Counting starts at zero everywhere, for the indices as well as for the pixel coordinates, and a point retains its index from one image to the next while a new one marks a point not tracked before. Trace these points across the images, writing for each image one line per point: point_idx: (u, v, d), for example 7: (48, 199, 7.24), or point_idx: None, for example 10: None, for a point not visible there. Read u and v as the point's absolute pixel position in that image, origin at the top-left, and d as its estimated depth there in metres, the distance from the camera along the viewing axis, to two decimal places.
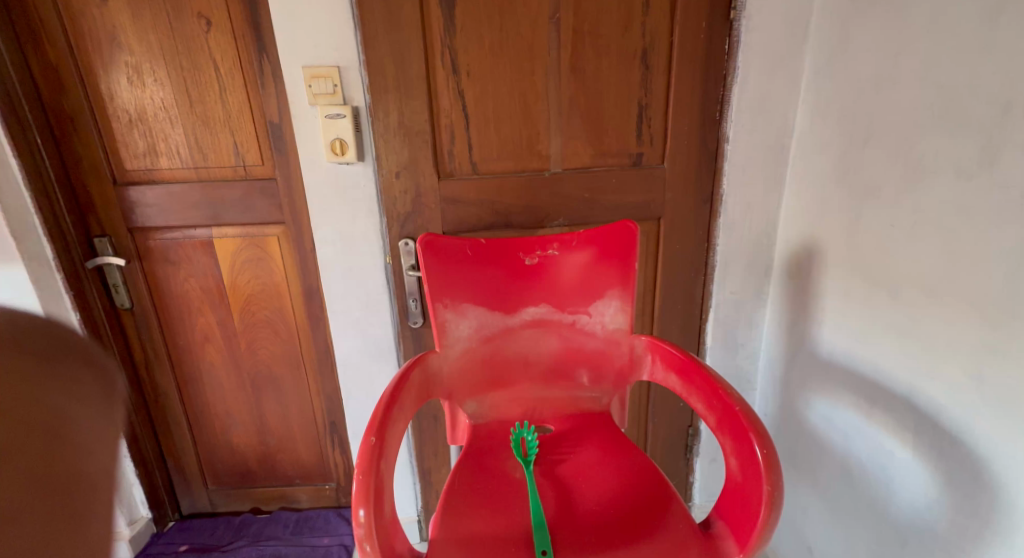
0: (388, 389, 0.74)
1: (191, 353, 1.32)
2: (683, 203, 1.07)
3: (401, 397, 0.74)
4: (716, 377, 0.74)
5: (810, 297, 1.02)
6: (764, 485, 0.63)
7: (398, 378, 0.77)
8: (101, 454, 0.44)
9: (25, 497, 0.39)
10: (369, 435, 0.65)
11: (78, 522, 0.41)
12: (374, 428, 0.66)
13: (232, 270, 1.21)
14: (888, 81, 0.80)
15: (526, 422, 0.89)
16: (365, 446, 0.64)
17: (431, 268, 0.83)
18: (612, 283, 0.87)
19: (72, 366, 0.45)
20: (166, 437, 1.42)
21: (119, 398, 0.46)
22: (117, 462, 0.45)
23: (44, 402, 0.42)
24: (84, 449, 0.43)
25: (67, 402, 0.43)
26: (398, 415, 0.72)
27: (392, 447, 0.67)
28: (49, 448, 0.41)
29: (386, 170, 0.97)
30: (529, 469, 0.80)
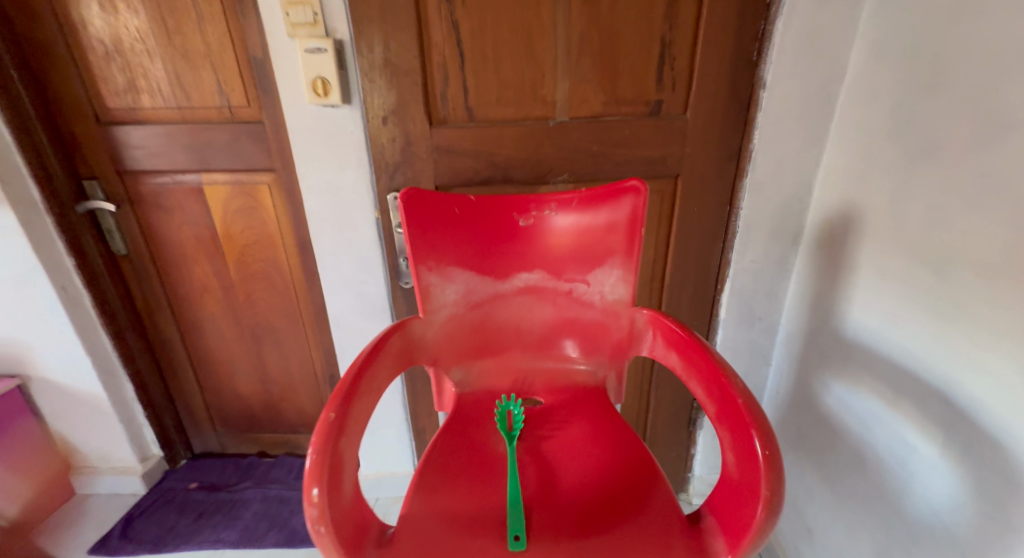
0: (361, 358, 0.68)
1: (190, 302, 1.30)
2: (705, 159, 0.96)
3: (374, 366, 0.69)
4: (720, 362, 0.66)
5: (841, 270, 0.91)
6: (762, 488, 0.55)
7: (374, 344, 0.71)
8: None
9: None
10: (329, 409, 0.60)
11: None
12: (336, 402, 0.61)
13: (224, 218, 1.16)
14: (972, 12, 0.65)
15: (513, 395, 0.83)
16: (324, 421, 0.59)
17: (414, 226, 0.75)
18: (614, 250, 0.78)
19: None
20: (173, 382, 1.42)
21: None
22: None
23: None
24: None
25: None
26: (369, 387, 0.66)
27: (356, 422, 0.62)
28: None
29: (374, 115, 0.88)
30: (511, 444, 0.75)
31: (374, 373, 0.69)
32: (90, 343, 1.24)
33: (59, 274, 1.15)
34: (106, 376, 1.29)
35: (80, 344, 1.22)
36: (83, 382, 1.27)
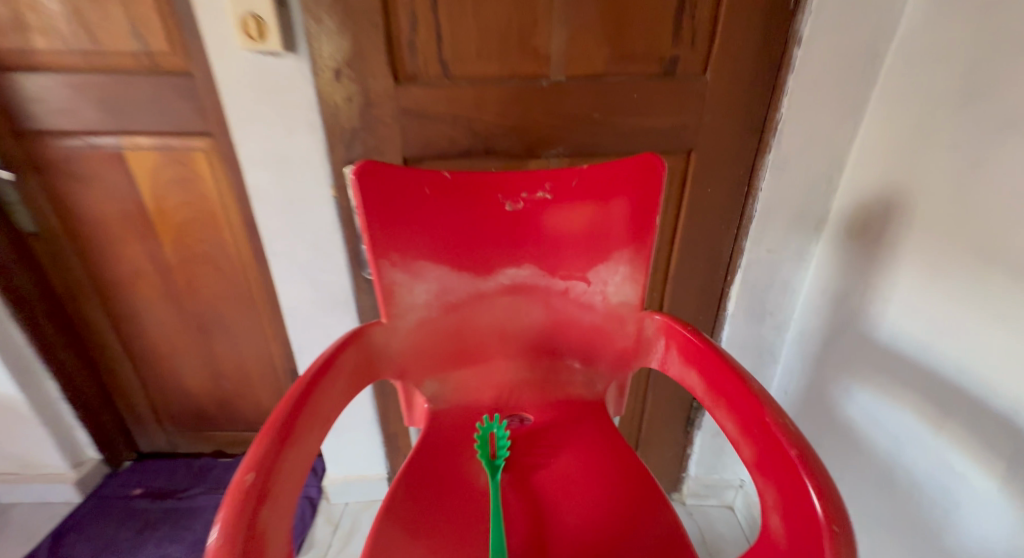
0: (299, 388, 0.54)
1: (121, 289, 1.12)
2: (724, 131, 0.81)
3: (315, 400, 0.55)
4: (762, 394, 0.53)
5: (876, 263, 0.79)
6: None
7: (318, 365, 0.57)
8: None
9: None
10: (245, 471, 0.46)
11: None
12: (253, 462, 0.47)
13: (154, 191, 0.98)
14: None
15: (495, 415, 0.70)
16: (238, 486, 0.45)
17: (372, 211, 0.60)
18: (621, 242, 0.64)
19: None
20: (110, 376, 1.25)
21: None
22: None
23: None
24: None
25: None
26: (306, 429, 0.53)
27: (283, 483, 0.48)
28: None
29: (325, 67, 0.71)
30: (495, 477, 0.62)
31: (317, 404, 0.55)
32: None
33: None
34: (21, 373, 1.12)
35: None
36: None
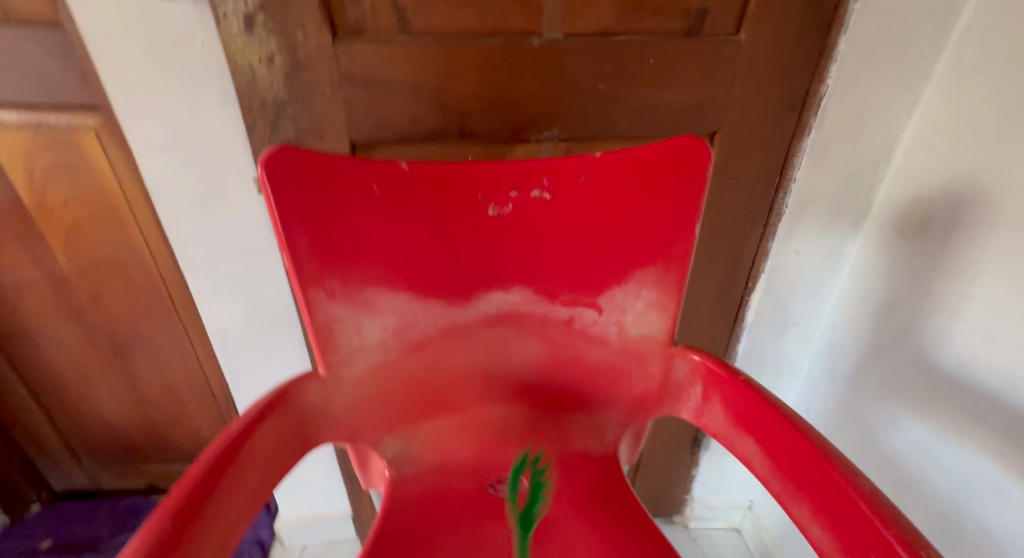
0: (166, 519, 0.33)
1: (6, 303, 0.91)
2: (758, 107, 0.65)
3: (209, 513, 0.35)
4: (879, 502, 0.35)
5: (939, 270, 0.66)
6: None
7: (197, 472, 0.36)
8: None
9: None
10: None
11: None
12: None
13: (33, 181, 0.77)
14: None
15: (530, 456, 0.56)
16: None
17: (295, 218, 0.41)
18: (645, 259, 0.48)
19: None
20: (4, 407, 1.04)
21: None
22: None
23: None
24: None
25: None
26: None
27: None
28: None
29: (229, 14, 0.51)
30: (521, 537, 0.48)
31: (197, 548, 0.34)
32: None
33: None
34: None
35: None
36: None
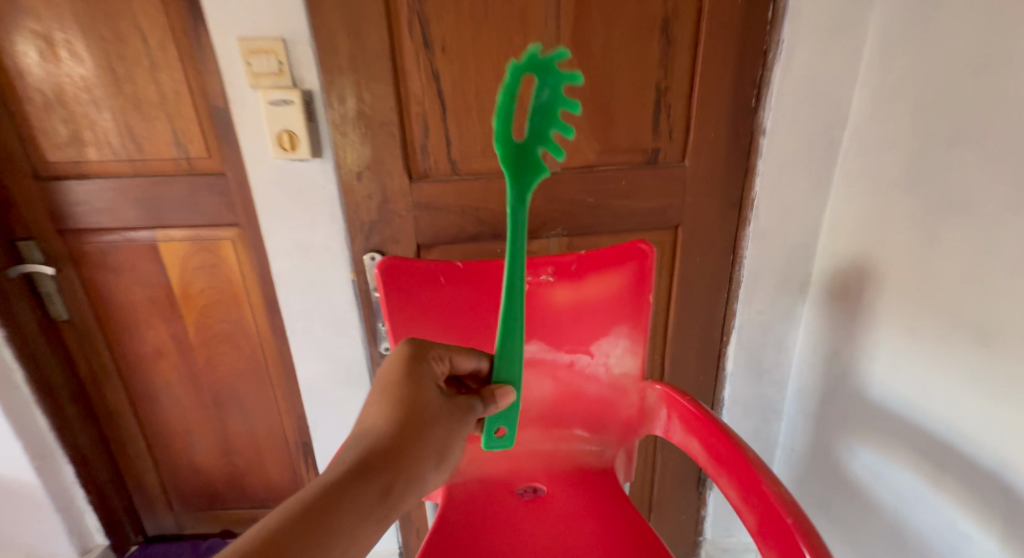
0: None
1: (141, 369, 1.16)
2: (707, 207, 0.90)
3: None
4: (761, 467, 0.57)
5: (858, 323, 0.85)
6: None
7: None
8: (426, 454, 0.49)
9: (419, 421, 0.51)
10: None
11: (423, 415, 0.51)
12: None
13: (182, 275, 1.05)
14: (996, 66, 0.59)
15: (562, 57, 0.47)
16: None
17: (395, 299, 0.69)
18: (619, 319, 0.72)
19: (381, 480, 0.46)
20: (123, 456, 1.26)
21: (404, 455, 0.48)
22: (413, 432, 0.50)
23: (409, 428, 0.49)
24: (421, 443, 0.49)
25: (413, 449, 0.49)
26: None
27: None
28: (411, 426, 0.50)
29: (347, 169, 0.80)
30: (512, 182, 0.51)
31: None
32: (23, 426, 1.08)
33: None
34: (40, 459, 1.13)
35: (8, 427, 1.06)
36: (12, 467, 1.11)
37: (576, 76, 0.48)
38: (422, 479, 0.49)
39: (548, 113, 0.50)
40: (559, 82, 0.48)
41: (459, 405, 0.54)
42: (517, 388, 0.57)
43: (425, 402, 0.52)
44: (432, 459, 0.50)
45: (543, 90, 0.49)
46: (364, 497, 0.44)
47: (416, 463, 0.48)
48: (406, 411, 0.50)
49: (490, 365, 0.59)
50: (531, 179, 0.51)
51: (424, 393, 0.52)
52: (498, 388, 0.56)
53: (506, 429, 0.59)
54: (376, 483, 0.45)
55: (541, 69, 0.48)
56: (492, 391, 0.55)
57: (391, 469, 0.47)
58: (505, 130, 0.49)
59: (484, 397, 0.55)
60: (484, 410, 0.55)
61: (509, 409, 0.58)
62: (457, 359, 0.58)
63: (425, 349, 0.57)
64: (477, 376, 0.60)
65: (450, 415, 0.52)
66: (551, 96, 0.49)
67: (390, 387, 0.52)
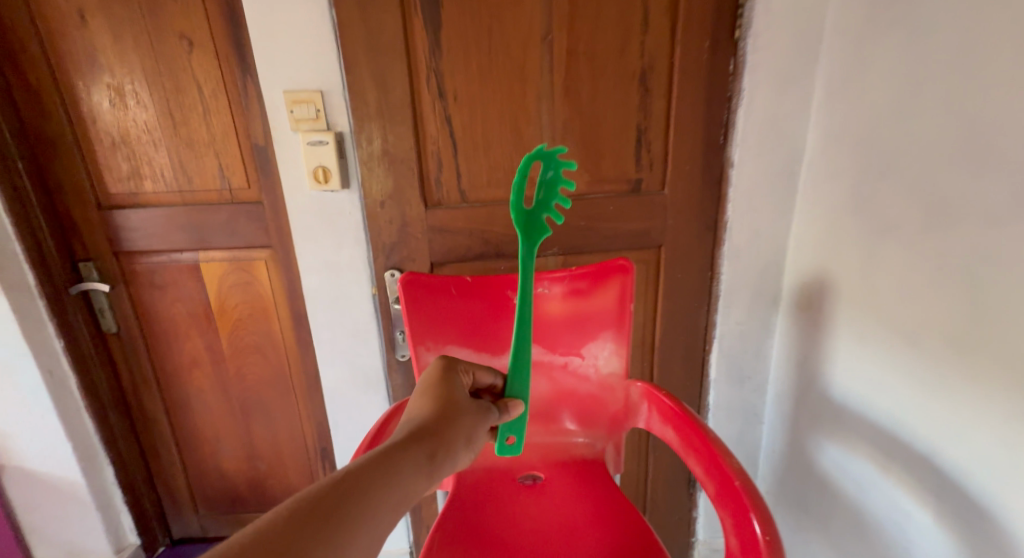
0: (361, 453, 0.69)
1: (174, 378, 1.24)
2: (685, 229, 1.01)
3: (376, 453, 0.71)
4: (718, 445, 0.67)
5: (819, 331, 0.95)
6: None
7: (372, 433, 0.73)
8: (461, 434, 0.52)
9: (453, 407, 0.54)
10: None
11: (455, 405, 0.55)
12: None
13: (220, 292, 1.14)
14: (910, 112, 0.72)
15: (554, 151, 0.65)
16: None
17: (414, 308, 0.80)
18: (606, 326, 0.83)
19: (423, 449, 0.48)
20: (155, 460, 1.34)
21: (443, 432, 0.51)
22: (450, 415, 0.53)
23: (444, 412, 0.53)
24: (457, 424, 0.53)
25: (451, 427, 0.52)
26: None
27: None
28: (446, 410, 0.54)
29: (372, 198, 0.93)
30: (523, 238, 0.65)
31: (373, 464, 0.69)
32: (74, 430, 1.18)
33: (45, 357, 1.10)
34: (86, 461, 1.22)
35: (61, 431, 1.16)
36: (60, 467, 1.21)
37: (571, 163, 0.65)
38: (459, 458, 0.51)
39: (551, 189, 0.66)
40: (560, 167, 0.65)
41: (482, 404, 0.59)
42: (525, 402, 0.65)
43: (458, 396, 0.57)
44: (466, 441, 0.53)
45: (548, 171, 0.65)
46: (413, 456, 0.46)
47: (455, 440, 0.51)
48: (441, 402, 0.55)
49: (504, 381, 0.67)
50: (538, 236, 0.65)
51: (456, 391, 0.57)
52: (510, 401, 0.64)
53: (516, 438, 0.67)
54: (422, 447, 0.48)
55: (547, 157, 0.65)
56: (505, 402, 0.63)
57: (435, 438, 0.49)
58: (519, 200, 0.64)
59: (500, 408, 0.62)
60: (501, 418, 0.62)
61: (517, 419, 0.67)
62: (478, 374, 0.65)
63: (453, 364, 0.63)
64: (491, 391, 0.68)
65: (477, 410, 0.57)
66: (554, 177, 0.65)
67: (424, 390, 0.58)
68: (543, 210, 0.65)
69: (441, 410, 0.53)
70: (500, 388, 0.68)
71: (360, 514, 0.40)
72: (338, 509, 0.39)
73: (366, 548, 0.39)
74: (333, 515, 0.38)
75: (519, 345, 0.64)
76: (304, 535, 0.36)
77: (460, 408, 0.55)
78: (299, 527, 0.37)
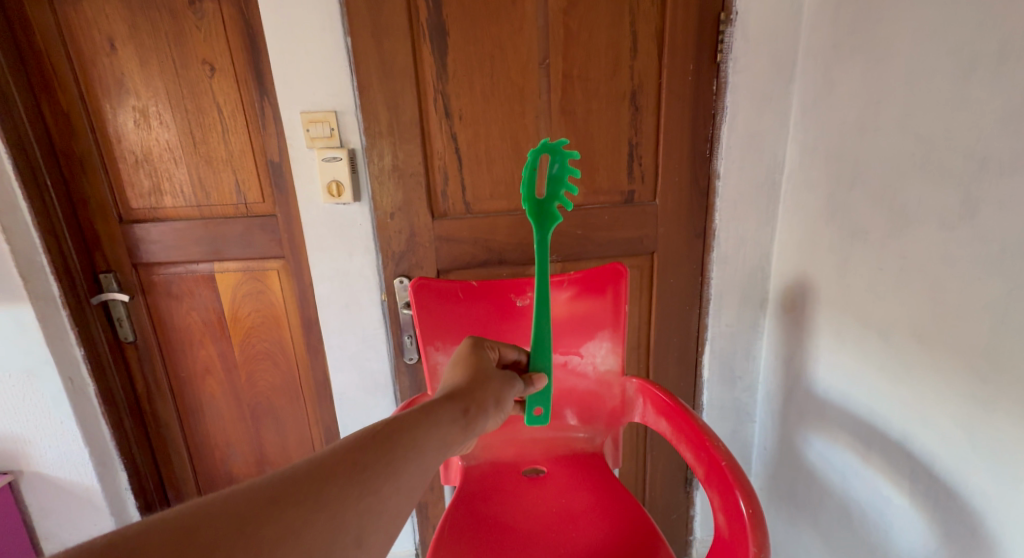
0: None
1: (185, 384, 1.24)
2: (676, 238, 1.07)
3: None
4: (705, 431, 0.73)
5: (801, 330, 1.01)
6: (749, 547, 0.60)
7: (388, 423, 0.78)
8: (490, 395, 0.58)
9: (484, 374, 0.60)
10: None
11: (485, 372, 0.61)
12: None
13: (233, 301, 1.17)
14: (872, 128, 0.80)
15: (561, 140, 0.72)
16: None
17: (423, 311, 0.86)
18: (603, 326, 0.89)
19: (460, 403, 0.54)
20: (167, 467, 1.31)
21: (476, 392, 0.57)
22: (481, 379, 0.59)
23: (476, 376, 0.59)
24: (487, 387, 0.58)
25: (481, 389, 0.58)
26: None
27: None
28: (477, 375, 0.60)
29: (382, 210, 1.00)
30: (537, 226, 0.72)
31: None
32: (90, 435, 1.17)
33: (66, 364, 1.12)
34: (101, 466, 1.19)
35: (79, 436, 1.15)
36: (77, 473, 1.18)
37: (575, 153, 0.72)
38: (490, 417, 0.57)
39: (559, 180, 0.73)
40: (564, 159, 0.71)
41: (510, 374, 0.64)
42: (547, 374, 0.71)
43: (487, 365, 0.63)
44: (495, 402, 0.58)
45: (554, 165, 0.72)
46: (451, 409, 0.52)
47: (485, 400, 0.57)
48: (472, 370, 0.61)
49: (528, 357, 0.73)
50: (551, 222, 0.72)
51: (485, 360, 0.63)
52: (534, 375, 0.70)
53: (542, 409, 0.73)
54: (458, 403, 0.54)
55: (552, 151, 0.72)
56: (530, 376, 0.69)
57: (469, 397, 0.55)
58: (530, 191, 0.71)
59: (525, 381, 0.68)
60: (526, 389, 0.68)
61: (543, 391, 0.72)
62: (503, 350, 0.71)
63: (481, 340, 0.69)
64: (516, 366, 0.73)
65: (505, 378, 0.62)
66: (560, 169, 0.72)
67: (457, 361, 0.64)
68: (553, 201, 0.72)
69: (473, 375, 0.59)
70: (524, 363, 0.74)
71: (408, 447, 0.46)
72: (390, 441, 0.46)
73: (414, 476, 0.46)
74: (386, 445, 0.45)
75: (540, 323, 0.70)
76: (363, 457, 0.44)
77: (490, 374, 0.61)
78: (358, 452, 0.44)
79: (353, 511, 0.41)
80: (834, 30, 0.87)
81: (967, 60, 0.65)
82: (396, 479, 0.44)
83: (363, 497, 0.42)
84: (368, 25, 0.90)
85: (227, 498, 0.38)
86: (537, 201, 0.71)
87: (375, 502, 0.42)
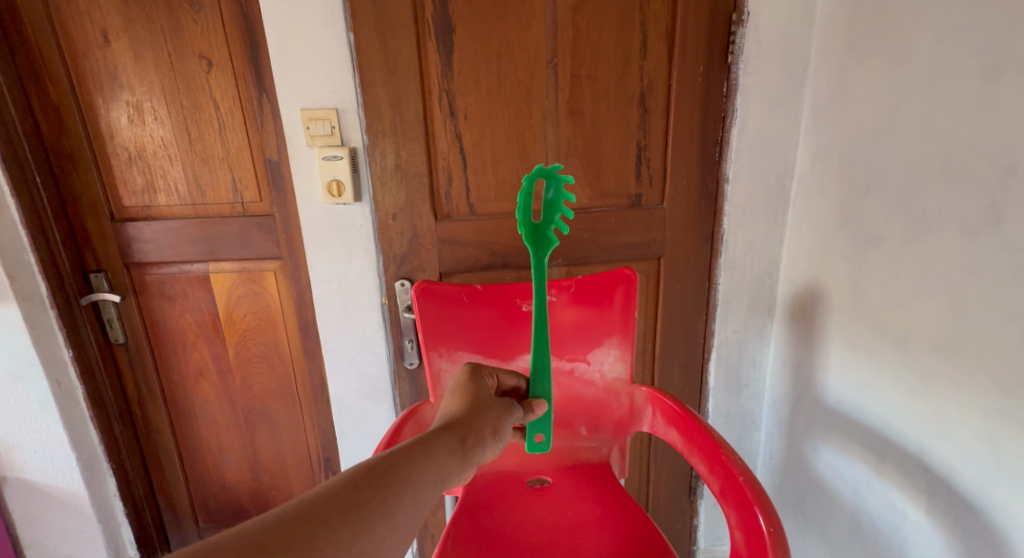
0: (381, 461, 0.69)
1: (176, 388, 1.21)
2: (684, 242, 1.05)
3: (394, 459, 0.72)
4: (719, 442, 0.70)
5: (811, 339, 0.99)
6: None
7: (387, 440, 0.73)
8: (487, 426, 0.55)
9: (482, 402, 0.58)
10: None
11: (482, 401, 0.58)
12: None
13: (228, 303, 1.13)
14: (889, 132, 0.78)
15: (555, 165, 0.69)
16: None
17: (425, 317, 0.84)
18: (611, 333, 0.87)
19: (457, 434, 0.51)
20: (157, 471, 1.27)
21: (473, 422, 0.54)
22: (477, 409, 0.56)
23: (474, 405, 0.56)
24: (484, 416, 0.56)
25: (479, 419, 0.55)
26: None
27: None
28: (474, 404, 0.57)
29: (383, 211, 0.97)
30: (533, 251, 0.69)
31: None
32: (77, 439, 1.13)
33: (53, 366, 1.09)
34: (88, 472, 1.16)
35: (66, 440, 1.11)
36: (63, 479, 1.14)
37: (568, 178, 0.69)
38: (488, 447, 0.54)
39: (554, 205, 0.70)
40: (559, 183, 0.69)
41: (509, 401, 0.61)
42: (548, 401, 0.68)
43: (485, 392, 0.60)
44: (493, 432, 0.55)
45: (549, 190, 0.70)
46: (447, 440, 0.50)
47: (484, 430, 0.54)
48: (470, 397, 0.58)
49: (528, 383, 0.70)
50: (547, 246, 0.69)
51: (482, 387, 0.61)
52: (533, 402, 0.67)
53: (543, 436, 0.70)
54: (455, 434, 0.51)
55: (547, 175, 0.69)
56: (529, 403, 0.66)
57: (466, 426, 0.53)
58: (525, 216, 0.69)
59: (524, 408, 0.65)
60: (525, 417, 0.65)
61: (543, 418, 0.69)
62: (502, 377, 0.69)
63: (479, 366, 0.67)
64: (516, 394, 0.70)
65: (504, 404, 0.60)
66: (555, 194, 0.70)
67: (455, 389, 0.61)
68: (549, 225, 0.70)
69: (470, 404, 0.57)
70: (524, 390, 0.71)
71: (403, 483, 0.44)
72: (384, 478, 0.43)
73: (410, 514, 0.43)
74: (381, 482, 0.43)
75: (539, 347, 0.68)
76: (357, 495, 0.41)
77: (488, 402, 0.58)
78: (352, 489, 0.41)
79: (345, 556, 0.38)
80: (850, 32, 0.85)
81: (992, 63, 0.63)
82: (391, 519, 0.42)
83: (357, 540, 0.39)
84: (372, 20, 0.88)
85: (208, 547, 0.35)
86: (533, 226, 0.69)
87: (369, 543, 0.39)
